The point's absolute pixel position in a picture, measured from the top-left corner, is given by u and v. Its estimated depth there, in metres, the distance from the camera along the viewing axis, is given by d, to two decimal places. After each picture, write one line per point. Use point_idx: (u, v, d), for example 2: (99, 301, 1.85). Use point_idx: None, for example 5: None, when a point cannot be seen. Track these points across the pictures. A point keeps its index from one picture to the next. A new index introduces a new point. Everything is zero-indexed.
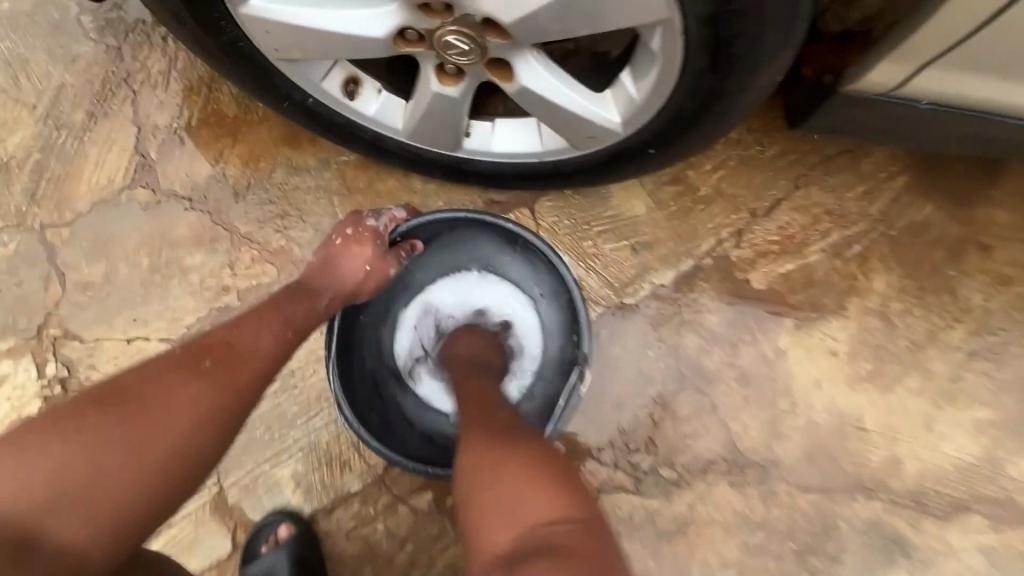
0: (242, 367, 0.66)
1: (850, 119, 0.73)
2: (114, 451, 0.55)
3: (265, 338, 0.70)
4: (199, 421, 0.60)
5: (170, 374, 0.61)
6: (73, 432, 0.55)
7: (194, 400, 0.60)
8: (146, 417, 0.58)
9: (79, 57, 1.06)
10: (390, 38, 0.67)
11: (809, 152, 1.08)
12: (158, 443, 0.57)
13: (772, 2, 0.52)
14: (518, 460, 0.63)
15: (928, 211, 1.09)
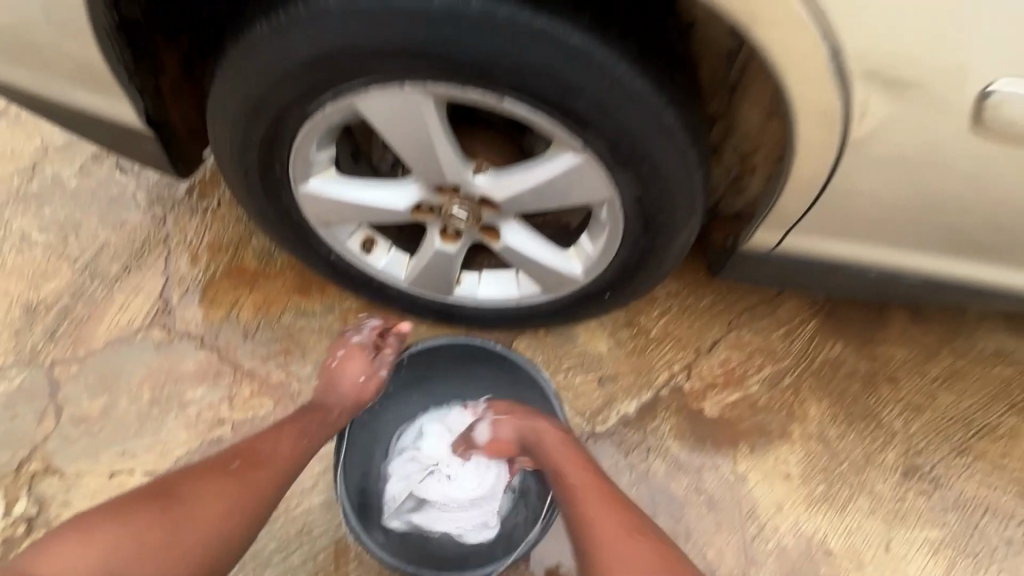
0: (264, 470, 0.79)
1: (754, 269, 0.95)
2: (157, 537, 0.66)
3: (283, 447, 0.83)
4: (225, 514, 0.72)
5: (210, 477, 0.74)
6: (129, 521, 0.66)
7: (222, 495, 0.73)
8: (186, 510, 0.70)
9: (126, 220, 1.23)
10: (409, 209, 0.89)
11: (736, 301, 1.31)
12: (190, 533, 0.68)
13: (674, 188, 0.77)
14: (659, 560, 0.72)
15: (839, 348, 1.31)
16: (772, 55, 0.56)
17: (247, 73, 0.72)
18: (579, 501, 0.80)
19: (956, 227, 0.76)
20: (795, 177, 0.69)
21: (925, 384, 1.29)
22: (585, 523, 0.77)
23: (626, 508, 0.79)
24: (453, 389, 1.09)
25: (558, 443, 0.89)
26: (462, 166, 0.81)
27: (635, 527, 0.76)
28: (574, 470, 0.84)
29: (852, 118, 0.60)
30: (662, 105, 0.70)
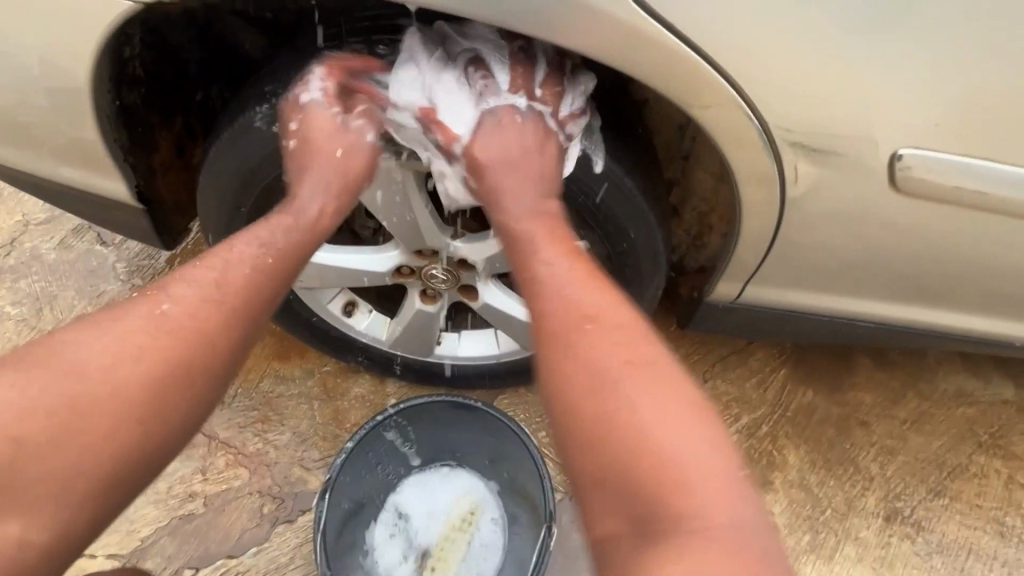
0: (203, 299, 0.63)
1: (721, 320, 1.00)
2: (86, 373, 0.55)
3: (235, 261, 0.67)
4: (158, 348, 0.59)
5: (137, 308, 0.61)
6: (46, 362, 0.56)
7: (163, 330, 0.60)
8: (113, 342, 0.58)
9: (104, 291, 1.23)
10: (390, 271, 0.93)
11: (709, 352, 1.36)
12: (119, 364, 0.57)
13: (639, 250, 0.85)
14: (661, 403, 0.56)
15: (811, 395, 1.35)
16: (713, 128, 0.64)
17: (237, 151, 0.77)
18: (568, 348, 0.62)
19: (900, 275, 0.83)
20: (750, 228, 0.75)
21: (896, 427, 1.33)
22: (575, 374, 0.60)
23: (628, 339, 0.61)
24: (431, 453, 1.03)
25: (557, 283, 0.66)
26: (439, 230, 0.86)
27: (632, 359, 0.59)
28: (570, 313, 0.64)
29: (788, 180, 0.68)
30: (620, 173, 0.76)
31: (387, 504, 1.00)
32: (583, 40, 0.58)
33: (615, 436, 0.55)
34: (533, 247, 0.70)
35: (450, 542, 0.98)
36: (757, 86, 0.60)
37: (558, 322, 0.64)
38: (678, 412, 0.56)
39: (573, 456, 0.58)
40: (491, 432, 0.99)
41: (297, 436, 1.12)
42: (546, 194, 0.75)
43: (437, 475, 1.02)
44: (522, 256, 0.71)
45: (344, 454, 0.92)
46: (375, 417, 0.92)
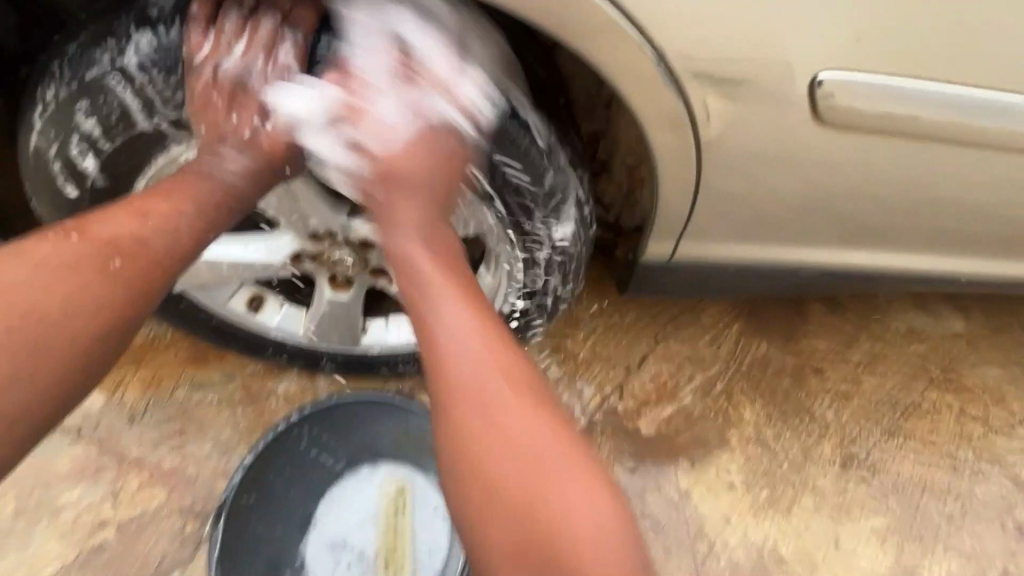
0: (141, 252, 0.60)
1: (660, 281, 0.94)
2: (15, 319, 0.54)
3: (168, 214, 0.62)
4: (95, 304, 0.57)
5: (81, 255, 0.58)
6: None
7: (106, 274, 0.58)
8: (43, 291, 0.56)
9: None
10: (287, 260, 0.82)
11: (659, 313, 1.30)
12: (45, 319, 0.55)
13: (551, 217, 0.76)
14: (499, 437, 0.57)
15: (765, 348, 1.32)
16: (605, 67, 0.55)
17: (55, 121, 0.65)
18: (456, 411, 0.59)
19: (837, 218, 0.77)
20: (672, 179, 0.66)
21: (849, 371, 1.31)
22: (470, 429, 0.58)
23: (520, 385, 0.60)
24: (350, 455, 0.95)
25: (449, 333, 0.61)
26: (331, 208, 0.76)
27: (529, 405, 0.59)
28: (454, 370, 0.60)
29: (699, 122, 0.60)
30: (539, 144, 0.70)
31: (313, 520, 0.92)
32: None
33: (506, 488, 0.56)
34: (427, 291, 0.63)
35: (391, 530, 0.92)
36: (646, 10, 0.51)
37: (491, 402, 0.58)
38: (561, 466, 0.56)
39: (468, 508, 0.57)
40: (405, 419, 0.94)
41: (219, 446, 1.03)
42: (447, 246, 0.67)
43: (358, 473, 0.95)
44: (432, 291, 0.64)
45: (242, 471, 0.86)
46: (276, 425, 0.86)
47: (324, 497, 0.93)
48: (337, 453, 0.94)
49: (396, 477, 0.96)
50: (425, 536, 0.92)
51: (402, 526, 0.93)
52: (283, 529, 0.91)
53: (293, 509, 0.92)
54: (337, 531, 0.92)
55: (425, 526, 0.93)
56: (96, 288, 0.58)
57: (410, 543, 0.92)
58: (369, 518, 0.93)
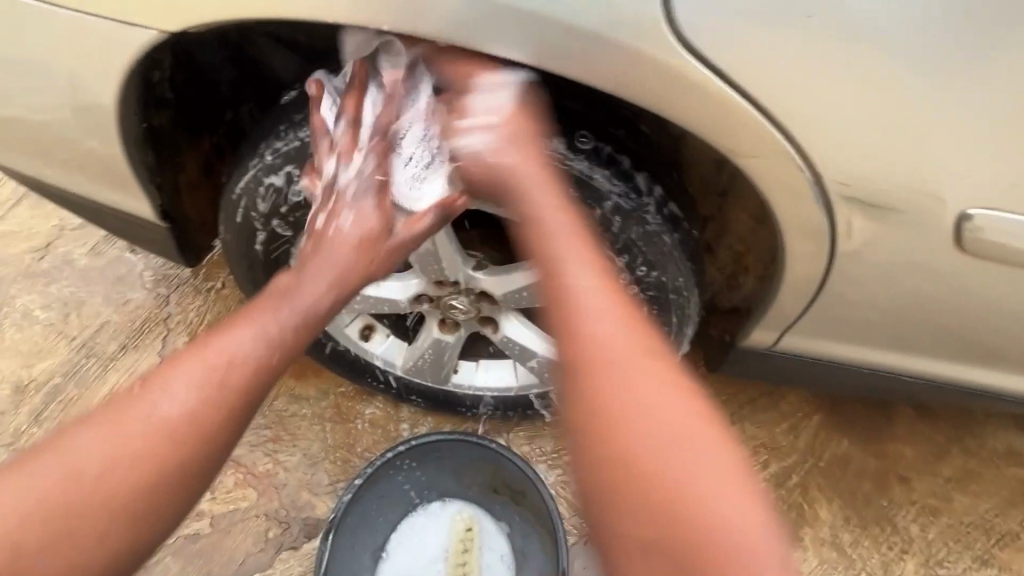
0: (231, 375, 0.59)
1: (754, 366, 0.95)
2: (102, 455, 0.54)
3: (242, 341, 0.61)
4: (180, 429, 0.56)
5: (173, 391, 0.57)
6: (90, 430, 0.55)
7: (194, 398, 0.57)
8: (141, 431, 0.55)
9: (130, 299, 1.24)
10: (409, 299, 0.90)
11: (737, 392, 1.29)
12: (146, 457, 0.55)
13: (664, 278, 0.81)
14: (670, 417, 0.52)
15: (846, 446, 1.27)
16: (759, 179, 0.59)
17: (255, 173, 0.74)
18: (597, 387, 0.53)
19: (955, 335, 0.76)
20: (792, 277, 0.70)
21: (939, 485, 1.24)
22: (616, 410, 0.52)
23: (668, 379, 0.54)
24: (429, 487, 0.99)
25: (586, 303, 0.56)
26: (461, 260, 0.82)
27: (676, 402, 0.52)
28: (604, 348, 0.54)
29: (838, 234, 0.63)
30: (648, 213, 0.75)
31: (387, 546, 0.97)
32: (625, 85, 0.55)
33: (662, 479, 0.49)
34: (562, 257, 0.58)
35: (460, 567, 0.96)
36: (802, 127, 0.55)
37: (614, 369, 0.53)
38: (727, 469, 0.50)
39: (602, 493, 0.51)
40: (491, 463, 0.96)
41: (307, 459, 1.10)
42: (568, 261, 0.58)
43: (432, 505, 0.99)
44: (551, 266, 0.59)
45: (351, 491, 0.90)
46: (378, 457, 0.89)
47: (400, 527, 0.98)
48: (417, 485, 0.98)
49: (468, 514, 0.99)
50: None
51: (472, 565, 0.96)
52: (362, 555, 0.95)
53: (371, 537, 0.96)
54: (409, 568, 0.95)
55: (493, 567, 0.96)
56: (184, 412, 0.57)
57: None
58: (440, 553, 0.96)
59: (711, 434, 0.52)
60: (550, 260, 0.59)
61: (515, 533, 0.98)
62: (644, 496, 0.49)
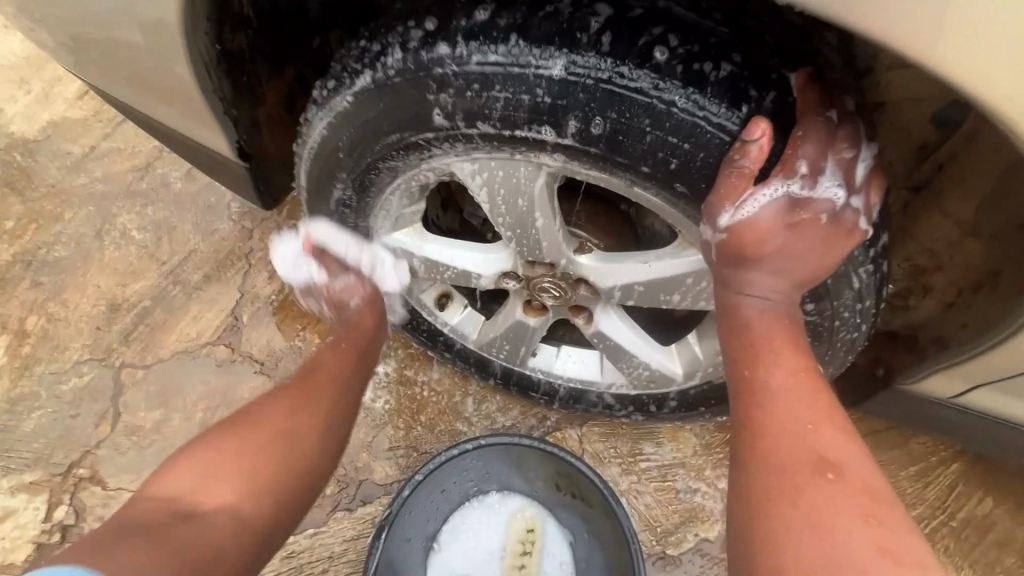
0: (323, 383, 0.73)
1: (902, 408, 0.80)
2: (256, 438, 0.63)
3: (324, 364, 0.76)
4: (305, 413, 0.69)
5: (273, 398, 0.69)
6: (232, 433, 0.63)
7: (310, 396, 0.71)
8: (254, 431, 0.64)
9: (217, 230, 1.23)
10: (494, 275, 0.77)
11: (858, 422, 1.08)
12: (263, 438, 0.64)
13: (840, 331, 0.56)
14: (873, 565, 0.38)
15: (990, 507, 1.04)
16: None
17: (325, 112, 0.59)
18: (781, 507, 0.41)
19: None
20: None
21: None
22: (808, 543, 0.39)
23: (869, 510, 0.40)
24: (489, 478, 0.92)
25: (776, 395, 0.46)
26: (563, 241, 0.67)
27: (889, 548, 0.38)
28: (788, 456, 0.43)
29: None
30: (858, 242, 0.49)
31: (440, 535, 0.91)
32: (903, 20, 0.39)
33: None
34: (753, 352, 0.47)
35: (516, 568, 0.88)
36: None
37: (803, 488, 0.42)
38: None
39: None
40: (559, 466, 0.88)
41: (369, 420, 1.05)
42: (769, 362, 0.47)
43: (491, 499, 0.92)
44: (735, 360, 0.48)
45: (411, 487, 0.84)
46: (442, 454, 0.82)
47: (455, 517, 0.91)
48: (478, 475, 0.91)
49: (528, 513, 0.91)
50: None
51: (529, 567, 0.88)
52: (414, 541, 0.89)
53: (426, 523, 0.90)
54: (463, 563, 0.89)
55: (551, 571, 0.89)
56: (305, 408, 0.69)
57: None
58: (495, 550, 0.89)
59: None
60: (736, 355, 0.48)
61: (579, 538, 0.90)
62: None
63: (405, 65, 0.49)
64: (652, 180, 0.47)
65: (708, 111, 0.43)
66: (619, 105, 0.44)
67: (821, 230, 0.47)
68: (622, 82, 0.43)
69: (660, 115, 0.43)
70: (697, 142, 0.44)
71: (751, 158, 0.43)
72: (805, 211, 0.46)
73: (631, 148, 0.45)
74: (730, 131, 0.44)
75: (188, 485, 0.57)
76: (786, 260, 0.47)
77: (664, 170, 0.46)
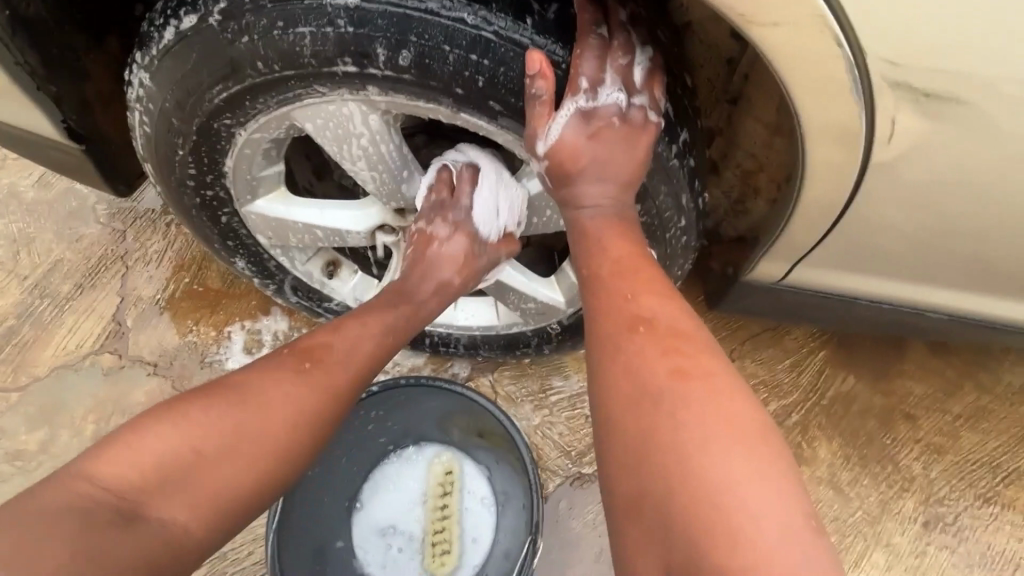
0: (329, 378, 0.63)
1: (753, 302, 0.85)
2: (178, 432, 0.54)
3: (359, 338, 0.68)
4: (291, 421, 0.59)
5: (276, 373, 0.61)
6: (189, 412, 0.55)
7: (294, 399, 0.60)
8: (246, 417, 0.57)
9: (84, 235, 1.14)
10: (369, 231, 0.78)
11: (738, 328, 1.20)
12: (229, 446, 0.55)
13: (671, 228, 0.63)
14: (673, 383, 0.48)
15: (852, 383, 1.20)
16: (779, 61, 0.48)
17: (145, 77, 0.59)
18: (609, 365, 0.52)
19: (978, 267, 0.69)
20: (808, 196, 0.60)
21: (946, 423, 1.18)
22: (625, 383, 0.50)
23: (671, 345, 0.50)
24: (401, 429, 0.95)
25: (604, 280, 0.56)
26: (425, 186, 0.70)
27: (684, 368, 0.49)
28: (612, 324, 0.53)
29: (877, 139, 0.53)
30: (660, 139, 0.56)
31: (361, 492, 0.93)
32: None
33: (650, 439, 0.47)
34: (588, 251, 0.57)
35: (437, 507, 0.92)
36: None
37: (622, 344, 0.52)
38: (731, 430, 0.45)
39: (617, 480, 0.48)
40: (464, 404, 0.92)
41: None
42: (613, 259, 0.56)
43: (408, 448, 0.95)
44: (578, 261, 0.58)
45: None
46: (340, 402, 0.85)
47: (373, 471, 0.94)
48: (390, 426, 0.94)
49: (444, 455, 0.95)
50: (471, 514, 0.93)
51: (448, 506, 0.92)
52: (335, 504, 0.91)
53: (343, 484, 0.92)
54: (386, 516, 0.92)
55: (470, 506, 0.93)
56: (288, 408, 0.59)
57: (457, 522, 0.92)
58: (416, 496, 0.93)
59: (729, 398, 0.47)
60: (580, 257, 0.58)
61: (495, 469, 0.94)
62: (633, 458, 0.47)
63: (210, 14, 0.51)
64: (469, 102, 0.51)
65: (497, 26, 0.48)
66: (415, 28, 0.47)
67: (617, 130, 0.54)
68: (412, 6, 0.47)
69: (454, 32, 0.47)
70: (495, 57, 0.49)
71: (544, 86, 0.49)
72: (597, 119, 0.55)
73: (439, 70, 0.49)
74: (522, 44, 0.49)
75: (138, 468, 0.51)
76: (600, 167, 0.55)
77: (477, 90, 0.50)
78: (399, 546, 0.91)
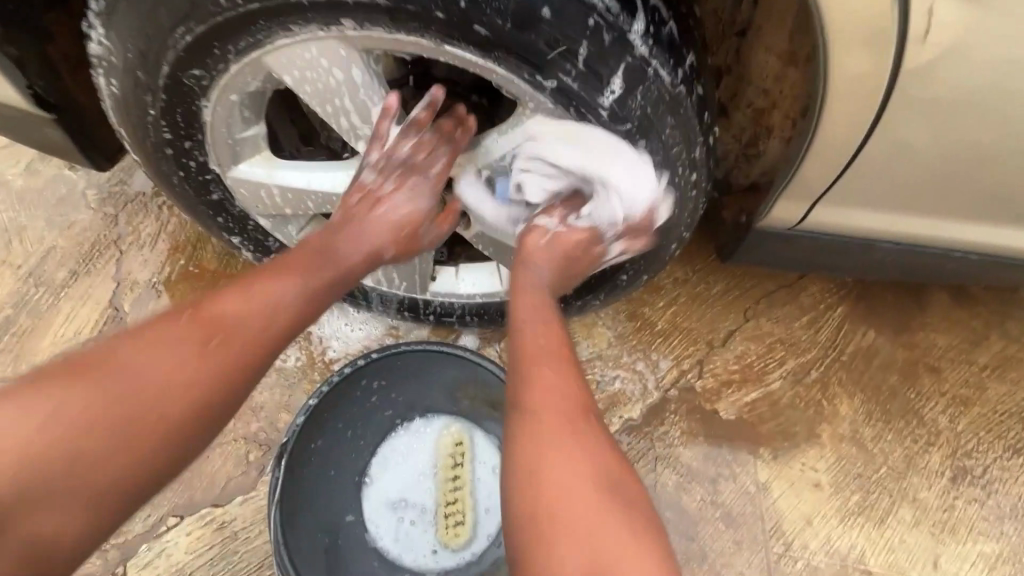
0: (214, 348, 0.52)
1: (769, 253, 0.80)
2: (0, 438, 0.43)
3: (262, 298, 0.56)
4: (155, 401, 0.49)
5: (148, 341, 0.50)
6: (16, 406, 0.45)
7: (161, 377, 0.49)
8: (94, 401, 0.47)
9: (76, 221, 1.11)
10: None
11: (752, 287, 1.16)
12: (62, 443, 0.45)
13: (682, 164, 0.60)
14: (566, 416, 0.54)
15: (873, 337, 1.15)
16: None
17: (102, 32, 0.56)
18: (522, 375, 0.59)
19: (1011, 194, 0.65)
20: (829, 119, 0.56)
21: (972, 374, 1.13)
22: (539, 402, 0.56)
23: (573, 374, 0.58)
24: (408, 400, 0.92)
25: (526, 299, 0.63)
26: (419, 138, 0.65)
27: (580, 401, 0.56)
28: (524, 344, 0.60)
29: (906, 39, 0.48)
30: (660, 63, 0.54)
31: (370, 467, 0.91)
32: None
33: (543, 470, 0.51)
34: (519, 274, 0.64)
35: (448, 478, 0.90)
36: None
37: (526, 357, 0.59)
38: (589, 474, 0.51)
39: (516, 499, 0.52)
40: (470, 371, 0.89)
41: (282, 379, 0.99)
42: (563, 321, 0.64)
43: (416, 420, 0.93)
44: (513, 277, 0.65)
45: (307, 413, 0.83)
46: (342, 371, 0.83)
47: (382, 445, 0.91)
48: (397, 398, 0.92)
49: (454, 425, 0.92)
50: (484, 483, 0.90)
51: (460, 475, 0.90)
52: (343, 479, 0.89)
53: (350, 458, 0.90)
54: (397, 489, 0.90)
55: (482, 475, 0.90)
56: (147, 389, 0.48)
57: (470, 492, 0.89)
58: (427, 468, 0.91)
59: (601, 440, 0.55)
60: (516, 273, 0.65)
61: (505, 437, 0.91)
62: (532, 480, 0.51)
63: None
64: (450, 28, 0.50)
65: None
66: None
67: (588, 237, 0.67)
68: None
69: None
70: None
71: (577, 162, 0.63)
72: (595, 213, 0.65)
73: None
74: None
75: None
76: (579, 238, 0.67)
77: (457, 13, 0.49)
78: (413, 519, 0.89)
